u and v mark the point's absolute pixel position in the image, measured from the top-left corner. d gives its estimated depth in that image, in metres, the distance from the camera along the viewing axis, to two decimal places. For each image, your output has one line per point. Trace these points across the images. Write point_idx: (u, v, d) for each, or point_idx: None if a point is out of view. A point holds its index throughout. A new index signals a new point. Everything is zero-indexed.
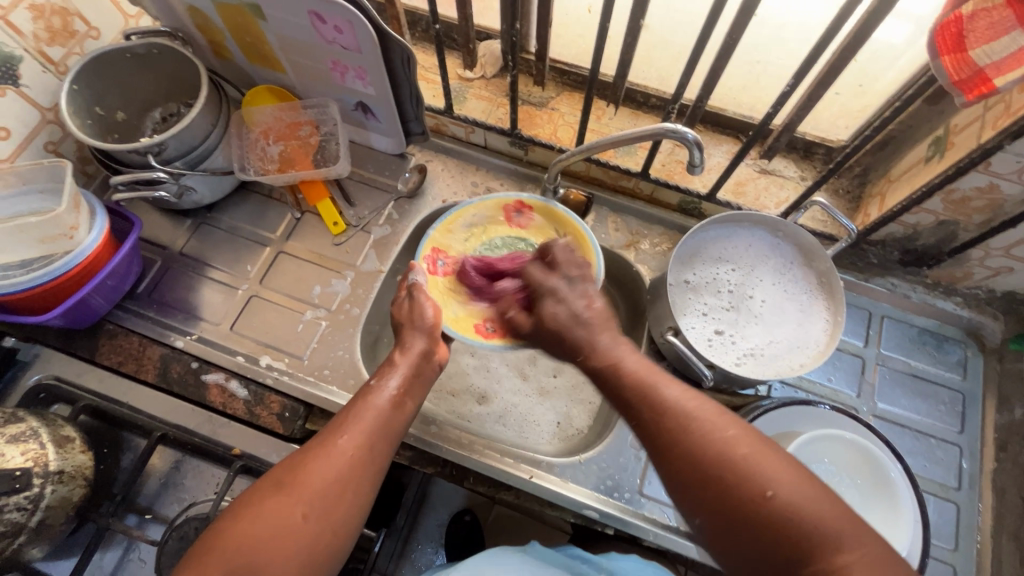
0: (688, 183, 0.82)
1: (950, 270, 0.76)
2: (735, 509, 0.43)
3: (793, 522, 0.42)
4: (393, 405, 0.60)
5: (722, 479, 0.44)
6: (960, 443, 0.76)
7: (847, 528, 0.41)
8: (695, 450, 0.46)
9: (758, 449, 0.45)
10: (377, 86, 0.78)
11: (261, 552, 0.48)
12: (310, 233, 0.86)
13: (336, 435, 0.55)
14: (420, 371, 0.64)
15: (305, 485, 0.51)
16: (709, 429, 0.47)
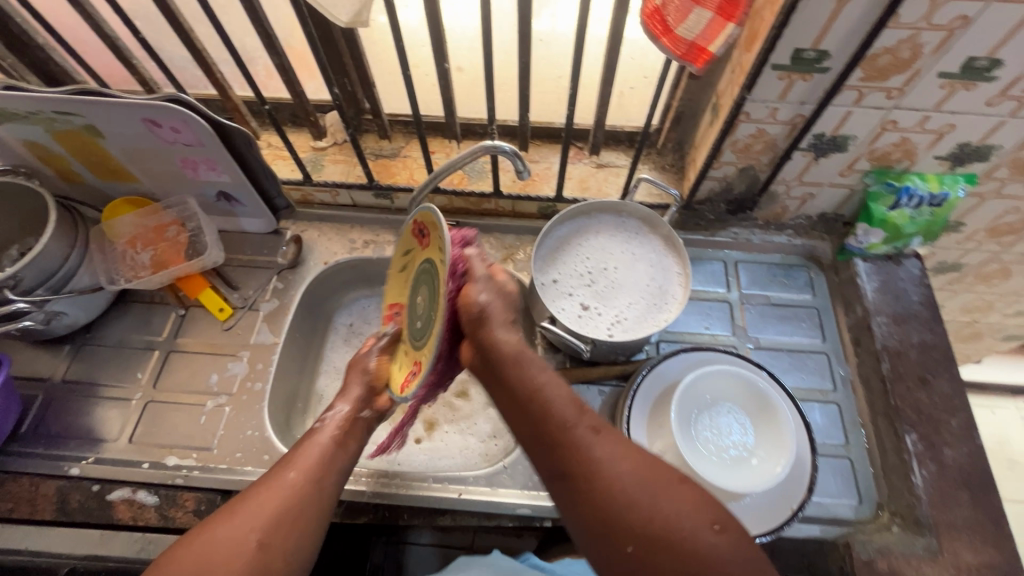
0: (539, 190, 0.91)
1: (772, 208, 0.88)
2: (663, 551, 0.44)
3: (713, 562, 0.43)
4: (304, 487, 0.55)
5: (644, 528, 0.45)
6: (826, 350, 0.85)
7: (753, 570, 0.44)
8: (617, 499, 0.46)
9: (667, 506, 0.45)
10: (230, 172, 0.82)
11: None
12: (197, 326, 0.87)
13: (224, 520, 0.51)
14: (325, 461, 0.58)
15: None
16: (632, 466, 0.48)
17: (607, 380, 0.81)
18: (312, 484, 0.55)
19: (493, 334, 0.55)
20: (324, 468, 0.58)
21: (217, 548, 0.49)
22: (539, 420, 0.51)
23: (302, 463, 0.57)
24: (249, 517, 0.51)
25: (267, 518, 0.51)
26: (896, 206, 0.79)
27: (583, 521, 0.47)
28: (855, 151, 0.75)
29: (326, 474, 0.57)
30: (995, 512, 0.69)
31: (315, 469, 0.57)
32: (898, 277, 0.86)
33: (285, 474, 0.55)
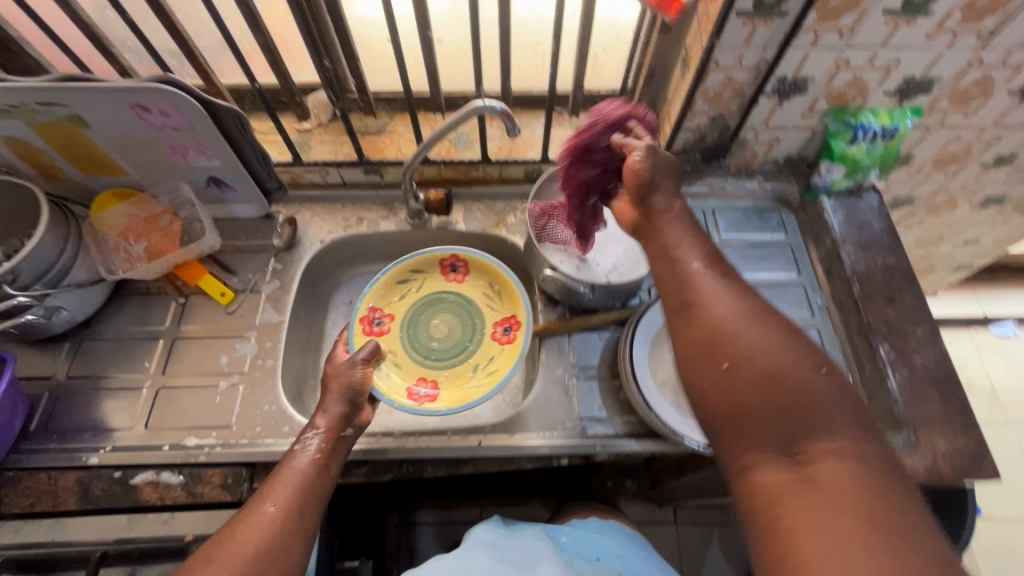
0: (525, 154, 0.95)
1: (742, 155, 0.95)
2: (766, 384, 0.44)
3: (819, 404, 0.43)
4: (281, 521, 0.58)
5: (745, 356, 0.45)
6: (802, 281, 0.92)
7: (851, 421, 0.42)
8: (727, 329, 0.46)
9: (777, 343, 0.45)
10: (221, 156, 0.83)
11: None
12: (200, 312, 0.87)
13: (212, 549, 0.55)
14: (303, 484, 0.62)
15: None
16: (751, 308, 0.48)
17: (605, 326, 0.86)
18: (284, 519, 0.58)
19: (653, 200, 0.58)
20: (300, 497, 0.61)
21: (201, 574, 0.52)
22: (669, 259, 0.53)
23: (278, 495, 0.60)
24: (227, 558, 0.54)
25: (241, 555, 0.54)
26: (854, 142, 0.86)
27: (685, 349, 0.49)
28: (815, 93, 0.81)
29: (302, 504, 0.61)
30: (962, 404, 0.77)
31: (290, 500, 0.60)
32: (861, 209, 0.93)
33: (266, 503, 0.59)
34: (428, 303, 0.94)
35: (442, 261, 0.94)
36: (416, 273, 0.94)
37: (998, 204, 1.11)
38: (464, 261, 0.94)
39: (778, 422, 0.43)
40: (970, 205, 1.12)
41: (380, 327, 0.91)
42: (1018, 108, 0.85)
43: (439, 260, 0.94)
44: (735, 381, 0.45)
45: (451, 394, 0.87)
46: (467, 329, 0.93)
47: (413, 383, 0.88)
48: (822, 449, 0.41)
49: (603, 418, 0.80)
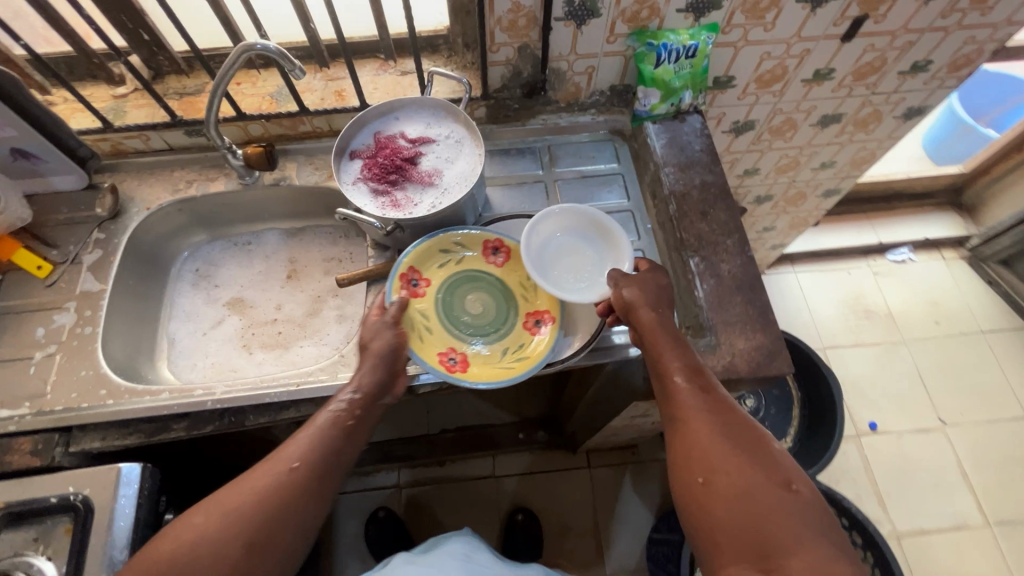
0: (347, 103, 0.94)
1: (566, 88, 0.96)
2: (733, 495, 0.60)
3: (780, 506, 0.58)
4: (297, 477, 0.64)
5: (713, 462, 0.62)
6: (631, 207, 0.95)
7: (803, 523, 0.57)
8: (711, 451, 0.63)
9: (745, 465, 0.61)
10: (13, 124, 0.81)
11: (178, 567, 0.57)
12: (17, 287, 0.85)
13: (224, 500, 0.62)
14: (325, 448, 0.67)
15: (182, 552, 0.58)
16: (725, 427, 0.65)
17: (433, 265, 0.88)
18: (292, 479, 0.64)
19: (637, 314, 0.73)
20: (321, 456, 0.66)
21: (220, 510, 0.61)
22: (670, 396, 0.69)
23: (300, 450, 0.66)
24: (245, 498, 0.62)
25: (256, 498, 0.62)
26: (660, 64, 0.88)
27: (683, 463, 0.65)
28: (608, 15, 0.82)
29: (326, 466, 0.66)
30: (761, 304, 0.80)
31: (313, 460, 0.65)
32: (683, 132, 0.95)
33: (291, 459, 0.65)
34: (467, 277, 0.85)
35: (486, 242, 0.86)
36: (456, 247, 0.85)
37: (836, 122, 1.15)
38: (509, 247, 0.86)
39: (734, 501, 0.59)
40: (810, 126, 1.15)
41: (416, 289, 0.83)
42: (811, 18, 0.87)
43: (482, 240, 0.86)
44: (710, 478, 0.61)
45: (478, 371, 0.77)
46: (501, 310, 0.84)
47: (444, 347, 0.80)
48: (779, 541, 0.56)
49: None
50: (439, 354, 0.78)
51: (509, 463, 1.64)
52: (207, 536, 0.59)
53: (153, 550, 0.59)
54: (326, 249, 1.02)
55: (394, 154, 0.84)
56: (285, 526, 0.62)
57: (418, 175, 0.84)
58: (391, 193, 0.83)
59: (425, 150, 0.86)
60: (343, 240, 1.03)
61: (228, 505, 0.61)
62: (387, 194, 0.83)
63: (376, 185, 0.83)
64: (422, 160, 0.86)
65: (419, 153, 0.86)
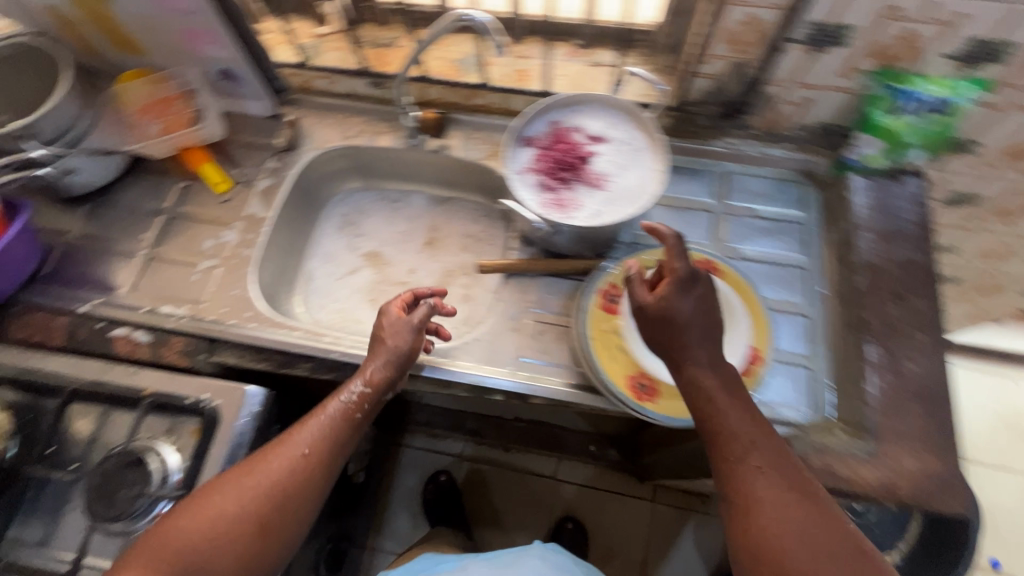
0: (531, 87, 0.91)
1: (768, 117, 0.85)
2: None
3: None
4: (307, 464, 0.65)
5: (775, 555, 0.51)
6: (805, 265, 0.83)
7: None
8: (772, 543, 0.51)
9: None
10: (229, 46, 0.86)
11: (188, 554, 0.57)
12: (198, 196, 0.93)
13: (219, 488, 0.61)
14: (334, 434, 0.68)
15: (200, 524, 0.59)
16: (795, 513, 0.52)
17: (575, 274, 0.83)
18: (308, 465, 0.65)
19: (685, 354, 0.60)
20: (322, 445, 0.67)
21: (241, 480, 0.62)
22: (722, 466, 0.57)
23: (309, 437, 0.67)
24: (262, 477, 0.62)
25: (276, 477, 0.63)
26: (897, 113, 0.74)
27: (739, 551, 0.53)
28: (856, 47, 0.71)
29: (334, 453, 0.68)
30: (946, 424, 0.68)
31: (318, 447, 0.67)
32: (894, 195, 0.82)
33: (300, 447, 0.66)
34: None
35: (694, 261, 0.76)
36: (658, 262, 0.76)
37: None
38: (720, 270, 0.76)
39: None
40: None
41: (612, 303, 0.75)
42: None
43: (690, 258, 0.76)
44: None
45: (666, 403, 0.69)
46: None
47: (632, 371, 0.71)
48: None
49: (545, 362, 0.78)
50: (627, 377, 0.70)
51: (571, 471, 1.61)
52: (227, 513, 0.59)
53: (169, 522, 0.59)
54: (467, 225, 1.01)
55: (569, 151, 0.80)
56: (296, 503, 0.64)
57: (586, 178, 0.79)
58: (554, 186, 0.78)
59: (600, 153, 0.80)
60: (484, 220, 1.01)
61: (248, 482, 0.62)
62: (551, 192, 0.78)
63: (541, 176, 0.79)
64: (595, 163, 0.80)
65: (592, 155, 0.80)
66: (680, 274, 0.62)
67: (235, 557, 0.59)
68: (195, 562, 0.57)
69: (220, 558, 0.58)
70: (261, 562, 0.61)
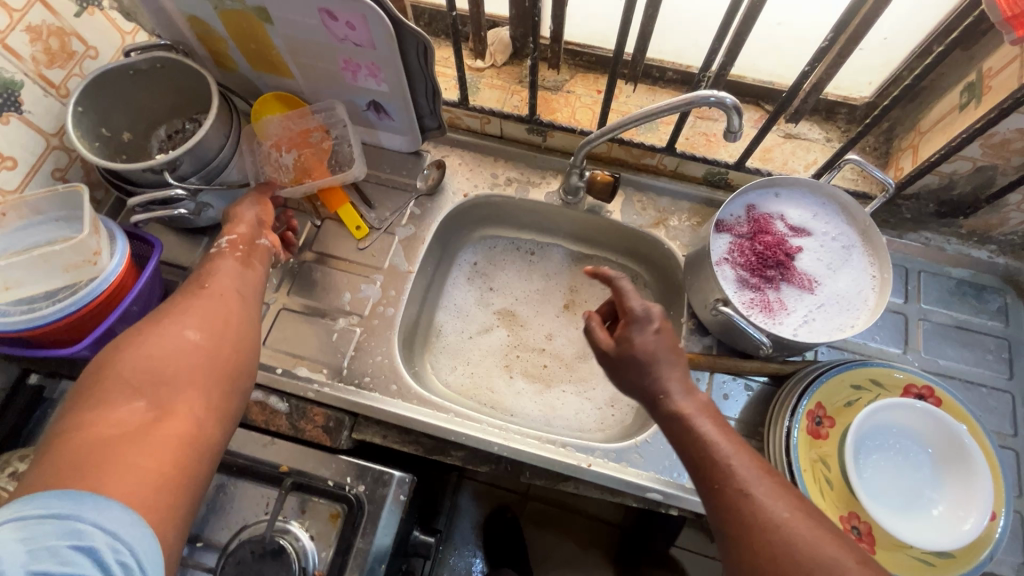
0: (714, 154, 0.82)
1: (985, 218, 0.76)
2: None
3: None
4: (224, 297, 0.60)
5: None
6: (1011, 389, 0.75)
7: None
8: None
9: (812, 533, 0.45)
10: (392, 82, 0.76)
11: (140, 372, 0.48)
12: (332, 239, 0.84)
13: (148, 328, 0.52)
14: (238, 290, 0.62)
15: (140, 372, 0.48)
16: (775, 510, 0.46)
17: (757, 376, 0.74)
18: (241, 300, 0.61)
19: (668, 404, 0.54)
20: (239, 286, 0.63)
21: (160, 346, 0.51)
22: (721, 511, 0.48)
23: (222, 283, 0.61)
24: (188, 316, 0.55)
25: (204, 318, 0.55)
26: None
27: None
28: None
29: (236, 298, 0.61)
30: None
31: (223, 291, 0.60)
32: None
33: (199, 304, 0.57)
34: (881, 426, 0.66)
35: (909, 386, 0.68)
36: (867, 384, 0.69)
37: None
38: (942, 398, 0.67)
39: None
40: None
41: (817, 428, 0.67)
42: None
43: (905, 383, 0.68)
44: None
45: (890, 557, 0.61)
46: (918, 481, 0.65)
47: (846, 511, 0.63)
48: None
49: None
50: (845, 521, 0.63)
51: None
52: (165, 358, 0.50)
53: (97, 383, 0.47)
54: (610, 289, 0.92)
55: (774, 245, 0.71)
56: (241, 360, 0.56)
57: (790, 278, 0.70)
58: (755, 284, 0.70)
59: (807, 248, 0.71)
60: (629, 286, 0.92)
61: (166, 346, 0.51)
62: (751, 291, 0.70)
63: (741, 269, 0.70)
64: (801, 261, 0.71)
65: (798, 250, 0.71)
66: (635, 313, 0.57)
67: (205, 376, 0.51)
68: (159, 374, 0.49)
69: (182, 393, 0.49)
70: (233, 380, 0.54)
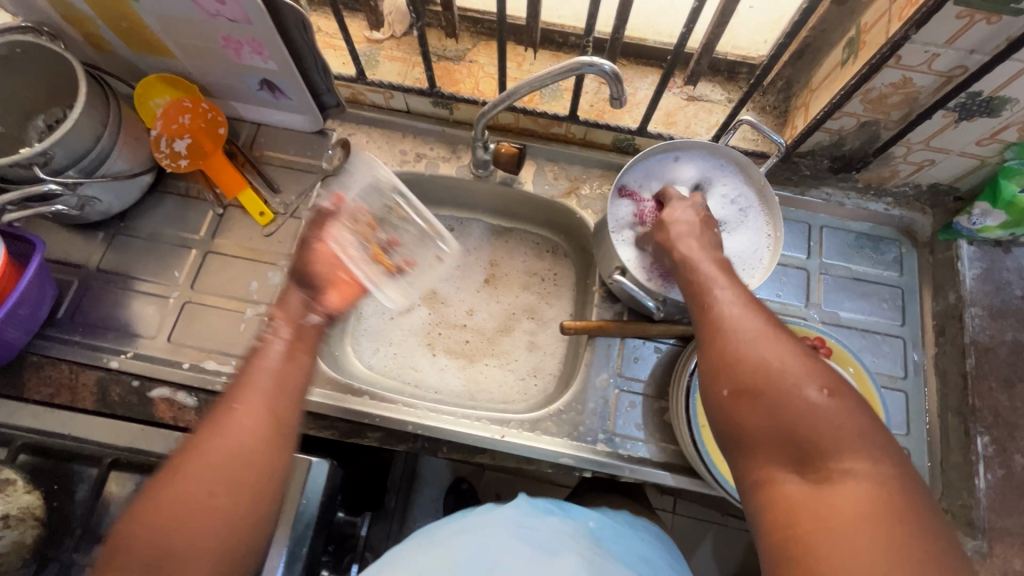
0: (619, 120, 0.81)
1: (878, 171, 0.78)
2: (761, 399, 0.45)
3: (823, 416, 0.43)
4: (256, 423, 0.52)
5: (759, 378, 0.46)
6: (904, 334, 0.78)
7: (852, 436, 0.43)
8: (758, 363, 0.47)
9: (782, 354, 0.47)
10: (278, 59, 0.72)
11: (161, 541, 0.46)
12: (235, 227, 0.81)
13: (172, 477, 0.48)
14: (282, 401, 0.54)
15: (159, 545, 0.46)
16: (750, 334, 0.48)
17: (666, 338, 0.76)
18: (275, 428, 0.52)
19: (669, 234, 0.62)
20: (273, 401, 0.54)
21: (181, 508, 0.47)
22: (701, 318, 0.52)
23: (254, 400, 0.53)
24: (206, 461, 0.49)
25: (226, 459, 0.49)
26: None
27: (711, 382, 0.49)
28: (1008, 118, 0.63)
29: (277, 413, 0.53)
30: None
31: (258, 411, 0.52)
32: (1004, 266, 0.77)
33: (235, 406, 0.52)
34: None
35: (806, 338, 0.70)
36: None
37: None
38: (832, 347, 0.70)
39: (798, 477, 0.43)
40: None
41: None
42: None
43: (802, 335, 0.70)
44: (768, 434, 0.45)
45: None
46: None
47: None
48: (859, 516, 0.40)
49: (639, 440, 0.73)
50: None
51: None
52: (187, 521, 0.46)
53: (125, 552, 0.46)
54: (531, 261, 0.92)
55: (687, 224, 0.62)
56: (265, 507, 0.51)
57: None
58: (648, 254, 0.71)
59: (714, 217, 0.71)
60: (550, 256, 0.92)
61: (194, 500, 0.47)
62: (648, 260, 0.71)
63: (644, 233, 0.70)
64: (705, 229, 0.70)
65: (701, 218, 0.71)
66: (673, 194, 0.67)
67: (228, 530, 0.48)
68: (178, 541, 0.46)
69: (196, 550, 0.46)
70: (260, 517, 0.50)
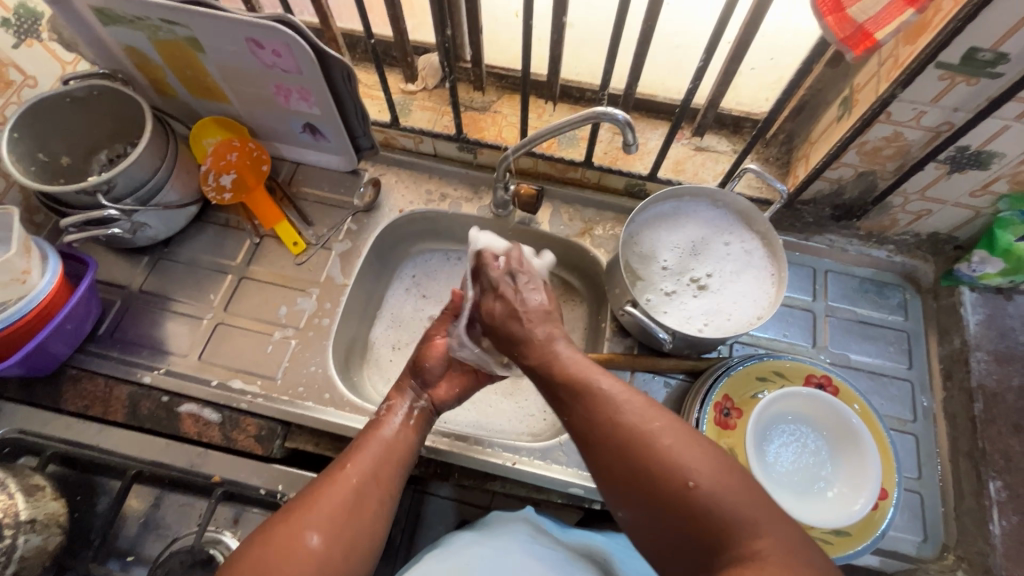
0: (631, 166, 0.87)
1: (879, 220, 0.82)
2: (656, 497, 0.47)
3: (710, 508, 0.45)
4: (366, 477, 0.57)
5: (632, 466, 0.48)
6: (911, 378, 0.80)
7: (754, 512, 0.44)
8: (648, 461, 0.48)
9: (650, 436, 0.49)
10: (322, 105, 0.80)
11: None
12: (270, 255, 0.87)
13: (282, 517, 0.52)
14: (387, 458, 0.60)
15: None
16: (623, 423, 0.50)
17: (675, 372, 0.79)
18: (380, 476, 0.57)
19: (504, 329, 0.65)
20: (378, 464, 0.58)
21: (283, 547, 0.49)
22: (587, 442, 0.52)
23: (364, 461, 0.58)
24: (311, 513, 0.52)
25: (331, 514, 0.53)
26: None
27: (613, 497, 0.50)
28: (997, 172, 0.67)
29: (378, 467, 0.58)
30: None
31: (367, 463, 0.58)
32: (1007, 313, 0.79)
33: (346, 463, 0.57)
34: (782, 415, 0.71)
35: (811, 376, 0.73)
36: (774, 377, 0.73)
37: None
38: (838, 386, 0.72)
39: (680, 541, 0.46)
40: None
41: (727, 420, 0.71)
42: None
43: (807, 372, 0.73)
44: (672, 534, 0.46)
45: None
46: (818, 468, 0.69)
47: None
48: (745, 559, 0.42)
49: None
50: None
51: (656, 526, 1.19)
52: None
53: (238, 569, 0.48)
54: None
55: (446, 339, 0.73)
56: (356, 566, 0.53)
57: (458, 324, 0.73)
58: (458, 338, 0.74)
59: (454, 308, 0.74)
60: (561, 295, 0.96)
61: (287, 555, 0.49)
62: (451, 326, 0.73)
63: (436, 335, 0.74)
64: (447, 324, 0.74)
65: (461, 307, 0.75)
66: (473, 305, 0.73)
67: None
68: None
69: None
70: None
